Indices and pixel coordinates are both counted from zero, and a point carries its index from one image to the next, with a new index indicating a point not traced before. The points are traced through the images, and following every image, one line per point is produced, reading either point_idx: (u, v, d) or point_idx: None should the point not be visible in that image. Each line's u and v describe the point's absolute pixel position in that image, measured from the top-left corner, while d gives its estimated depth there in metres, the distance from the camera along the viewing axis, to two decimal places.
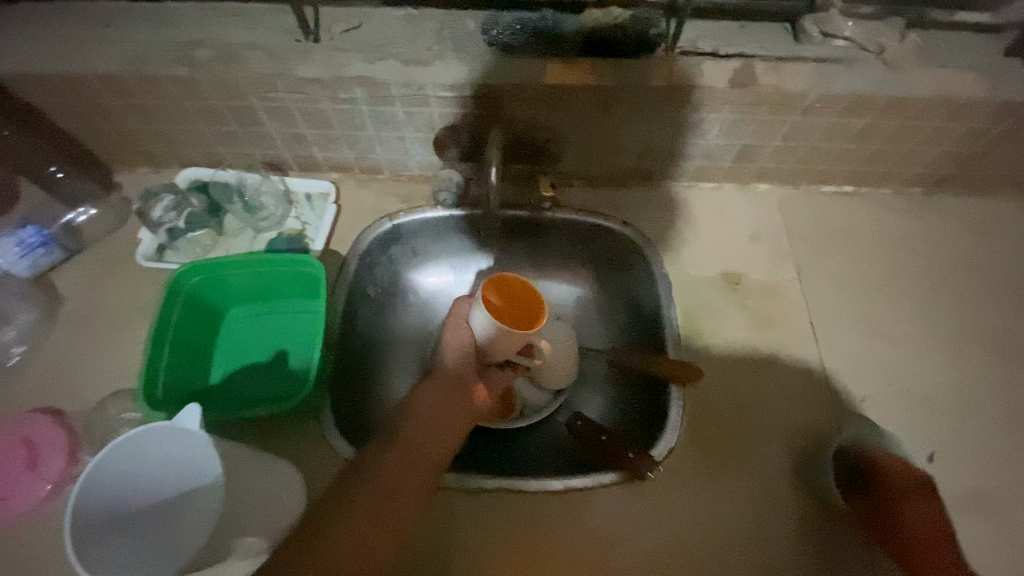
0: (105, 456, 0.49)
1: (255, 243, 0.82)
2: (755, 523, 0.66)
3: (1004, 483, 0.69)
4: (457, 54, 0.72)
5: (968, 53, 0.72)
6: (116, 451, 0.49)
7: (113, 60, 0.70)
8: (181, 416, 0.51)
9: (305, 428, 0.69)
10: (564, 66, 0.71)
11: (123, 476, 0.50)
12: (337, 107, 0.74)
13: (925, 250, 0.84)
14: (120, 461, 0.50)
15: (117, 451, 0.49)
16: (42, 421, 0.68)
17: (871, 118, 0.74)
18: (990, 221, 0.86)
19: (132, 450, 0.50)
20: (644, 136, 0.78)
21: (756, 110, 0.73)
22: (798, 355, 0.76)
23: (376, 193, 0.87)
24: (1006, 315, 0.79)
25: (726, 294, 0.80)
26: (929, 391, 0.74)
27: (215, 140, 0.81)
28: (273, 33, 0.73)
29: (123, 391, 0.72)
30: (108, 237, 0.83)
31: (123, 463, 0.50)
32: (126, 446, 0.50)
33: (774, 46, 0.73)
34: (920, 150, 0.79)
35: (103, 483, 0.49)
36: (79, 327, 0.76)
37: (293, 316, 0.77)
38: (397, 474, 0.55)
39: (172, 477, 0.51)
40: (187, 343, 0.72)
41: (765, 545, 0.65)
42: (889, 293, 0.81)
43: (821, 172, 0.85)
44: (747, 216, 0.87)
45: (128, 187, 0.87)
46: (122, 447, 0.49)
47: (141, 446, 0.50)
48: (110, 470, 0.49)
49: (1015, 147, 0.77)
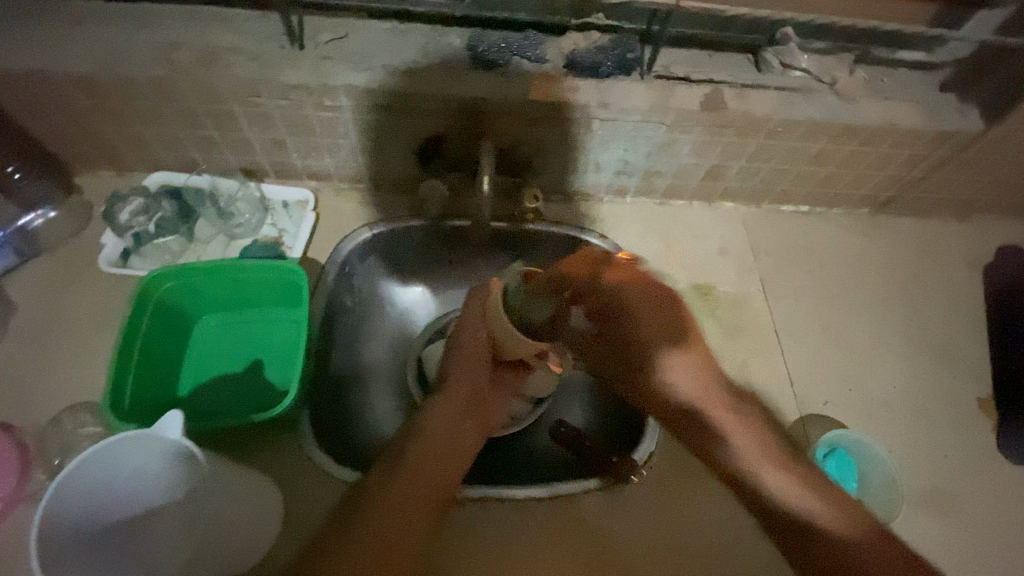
0: (49, 502, 0.44)
1: (228, 251, 0.80)
2: (732, 522, 0.69)
3: (951, 478, 0.75)
4: (444, 68, 0.74)
5: (908, 88, 0.80)
6: (83, 473, 0.47)
7: (85, 58, 0.67)
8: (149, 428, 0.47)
9: (282, 439, 0.67)
10: (549, 85, 0.74)
11: (76, 510, 0.47)
12: (321, 115, 0.74)
13: (875, 265, 0.91)
14: (67, 499, 0.46)
15: (59, 491, 0.45)
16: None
17: (826, 143, 0.80)
18: (929, 239, 0.94)
19: (76, 481, 0.46)
20: (621, 154, 0.82)
21: (724, 132, 0.78)
22: (765, 363, 0.81)
23: (357, 203, 0.86)
24: (947, 324, 0.87)
25: (698, 305, 0.85)
26: (883, 394, 0.80)
27: (189, 145, 0.79)
28: (257, 38, 0.72)
29: (83, 403, 0.68)
30: (67, 241, 0.79)
31: (68, 500, 0.46)
32: (69, 481, 0.46)
33: (739, 74, 0.79)
34: (867, 174, 0.87)
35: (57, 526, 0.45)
36: (32, 337, 0.71)
37: (270, 325, 0.75)
38: (394, 479, 0.58)
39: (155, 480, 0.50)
40: (156, 353, 0.68)
41: (740, 542, 0.68)
42: (845, 304, 0.87)
43: (781, 193, 0.92)
44: (716, 232, 0.92)
45: (88, 189, 0.82)
46: (65, 483, 0.45)
47: (82, 475, 0.47)
48: (63, 508, 0.46)
49: (950, 172, 0.86)
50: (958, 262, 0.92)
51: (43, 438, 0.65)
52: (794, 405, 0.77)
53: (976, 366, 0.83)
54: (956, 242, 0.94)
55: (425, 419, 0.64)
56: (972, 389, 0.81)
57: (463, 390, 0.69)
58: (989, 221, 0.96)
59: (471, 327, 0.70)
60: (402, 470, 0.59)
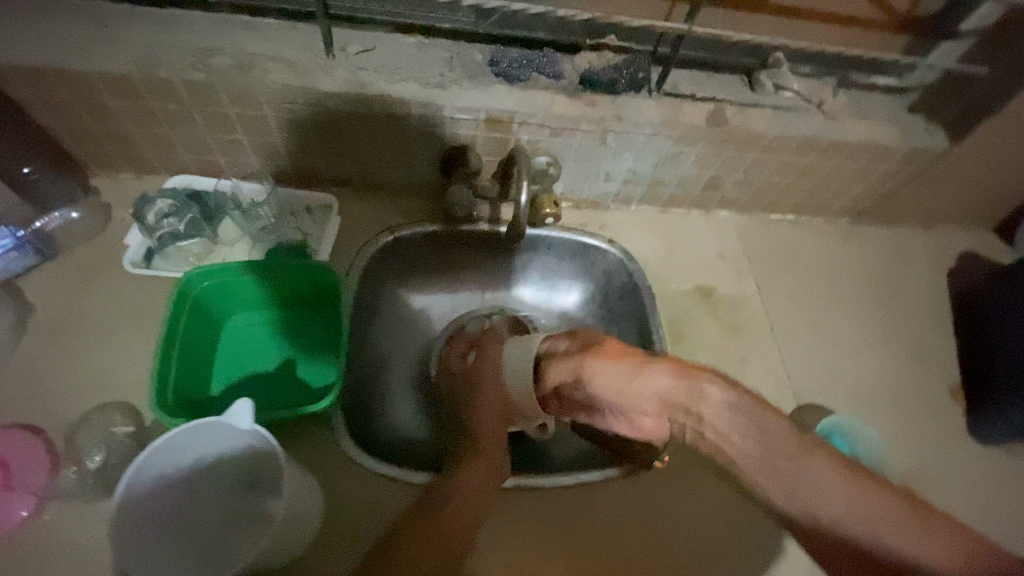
0: (119, 510, 0.49)
1: (252, 253, 0.81)
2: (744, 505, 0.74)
3: (932, 460, 0.82)
4: (470, 80, 0.78)
5: (883, 110, 0.90)
6: (139, 476, 0.51)
7: (121, 60, 0.68)
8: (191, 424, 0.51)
9: (316, 435, 0.69)
10: (569, 99, 0.79)
11: (143, 506, 0.52)
12: (352, 121, 0.77)
13: (855, 269, 1.00)
14: (133, 501, 0.51)
15: (127, 496, 0.50)
16: (29, 439, 0.63)
17: (813, 157, 0.89)
18: (900, 246, 1.04)
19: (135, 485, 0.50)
20: (631, 164, 0.88)
21: (725, 145, 0.85)
22: (763, 358, 0.87)
23: (377, 207, 0.89)
24: (919, 322, 0.96)
25: (701, 305, 0.91)
26: (868, 385, 0.88)
27: (216, 148, 0.80)
28: (291, 47, 0.75)
29: (110, 402, 0.67)
30: (85, 242, 0.78)
31: (133, 500, 0.51)
32: (131, 488, 0.50)
33: (737, 94, 0.86)
34: (847, 186, 0.96)
35: (130, 527, 0.50)
36: (55, 337, 0.71)
37: (301, 325, 0.77)
38: (437, 521, 0.60)
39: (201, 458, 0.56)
40: (190, 350, 0.69)
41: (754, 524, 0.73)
42: (831, 304, 0.95)
43: (771, 203, 1.00)
44: (714, 239, 0.99)
45: (107, 190, 0.82)
46: (131, 487, 0.50)
47: (141, 477, 0.51)
48: (133, 507, 0.51)
49: (918, 185, 0.96)
50: (926, 266, 1.02)
51: (72, 438, 0.64)
52: (791, 396, 0.84)
53: (947, 359, 0.92)
54: (923, 248, 1.04)
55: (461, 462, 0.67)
56: (944, 379, 0.90)
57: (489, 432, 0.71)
58: (950, 231, 1.06)
59: (489, 377, 0.75)
60: (443, 516, 0.60)
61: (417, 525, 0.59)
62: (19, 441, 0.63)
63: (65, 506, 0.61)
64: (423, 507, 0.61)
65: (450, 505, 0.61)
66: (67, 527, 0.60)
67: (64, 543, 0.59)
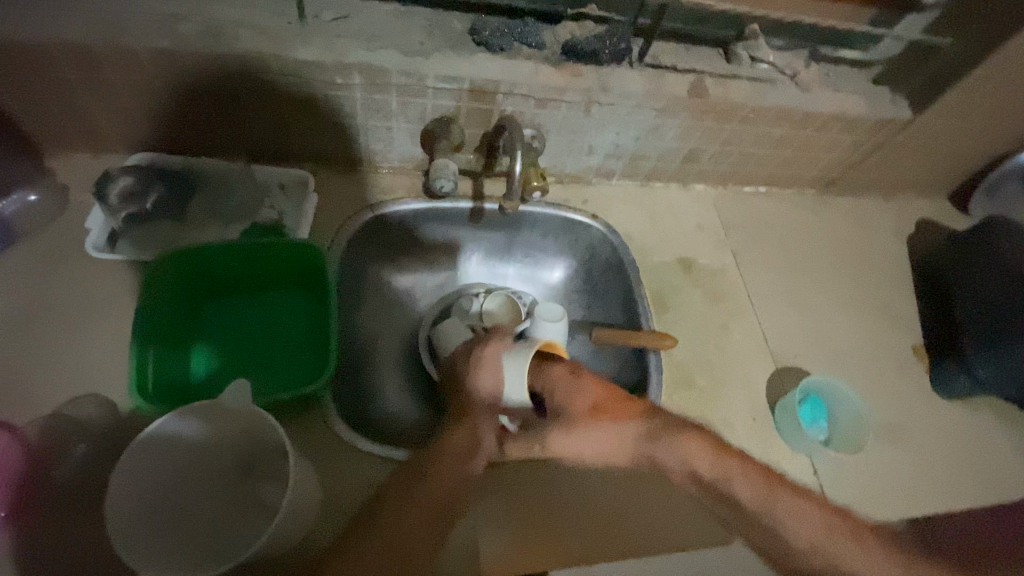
0: (115, 530, 0.47)
1: (226, 233, 0.77)
2: None
3: (900, 414, 0.87)
4: (453, 50, 0.76)
5: (852, 83, 0.93)
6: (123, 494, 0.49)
7: (77, 26, 0.63)
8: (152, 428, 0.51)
9: (307, 418, 0.67)
10: (554, 69, 0.78)
11: (141, 506, 0.51)
12: (330, 92, 0.74)
13: (824, 238, 1.04)
14: (127, 515, 0.49)
15: (117, 514, 0.48)
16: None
17: (789, 127, 0.91)
18: (864, 215, 1.09)
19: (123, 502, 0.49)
20: (614, 137, 0.88)
21: (706, 117, 0.86)
22: (743, 323, 0.90)
23: (357, 184, 0.86)
24: (884, 285, 1.01)
25: (683, 275, 0.93)
26: (840, 346, 0.92)
27: (182, 123, 0.75)
28: (262, 14, 0.71)
29: (84, 396, 0.63)
30: (43, 228, 0.72)
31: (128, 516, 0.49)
32: (117, 504, 0.48)
33: (715, 65, 0.87)
34: (818, 158, 0.99)
35: (132, 530, 0.49)
36: (17, 330, 0.65)
37: (284, 308, 0.74)
38: (417, 485, 0.58)
39: (182, 461, 0.54)
40: (167, 337, 0.65)
41: None
42: (802, 272, 0.99)
43: (746, 175, 1.02)
44: (692, 211, 1.01)
45: (62, 171, 0.76)
46: (118, 506, 0.48)
47: (124, 494, 0.49)
48: (132, 506, 0.50)
49: (884, 155, 1.00)
50: (889, 233, 1.07)
51: (46, 433, 0.60)
52: (771, 360, 0.87)
53: (909, 320, 0.98)
54: (885, 216, 1.09)
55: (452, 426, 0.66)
56: (909, 339, 0.96)
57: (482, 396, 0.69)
58: (908, 199, 1.12)
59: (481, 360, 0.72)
60: (419, 488, 0.58)
61: (396, 490, 0.57)
62: None
63: (48, 504, 0.57)
64: (407, 469, 0.60)
65: (433, 470, 0.60)
66: (51, 527, 0.56)
67: (44, 545, 0.56)
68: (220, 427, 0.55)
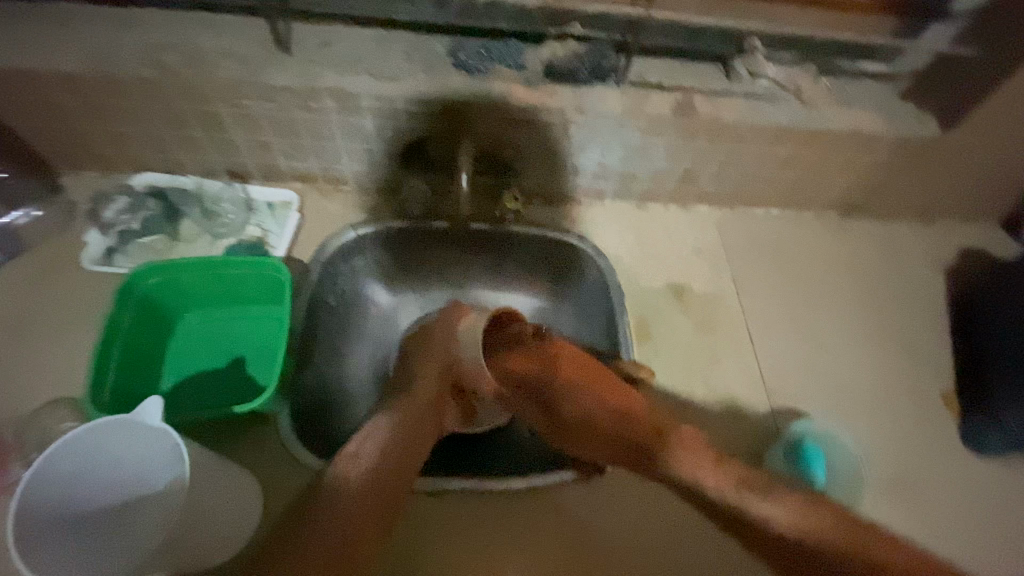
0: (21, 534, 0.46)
1: (211, 249, 0.81)
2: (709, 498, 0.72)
3: (915, 468, 0.77)
4: (427, 72, 0.75)
5: (871, 97, 0.84)
6: (42, 495, 0.48)
7: (73, 58, 0.69)
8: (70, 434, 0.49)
9: (263, 435, 0.68)
10: (528, 90, 0.76)
11: (57, 511, 0.50)
12: (307, 116, 0.76)
13: (843, 265, 0.94)
14: (39, 518, 0.48)
15: (26, 517, 0.47)
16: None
17: (794, 147, 0.84)
18: (896, 241, 0.98)
19: (38, 502, 0.48)
20: (598, 156, 0.85)
21: (696, 136, 0.81)
22: (737, 357, 0.84)
23: (341, 203, 0.88)
24: (912, 320, 0.90)
25: (673, 302, 0.88)
26: (852, 387, 0.83)
27: (175, 145, 0.80)
28: (243, 41, 0.73)
29: (60, 398, 0.67)
30: (51, 240, 0.79)
31: (42, 519, 0.48)
32: (32, 507, 0.47)
33: (710, 82, 0.82)
34: (834, 178, 0.91)
35: (41, 531, 0.48)
36: (14, 332, 0.72)
37: (255, 322, 0.77)
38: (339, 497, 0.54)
39: (116, 466, 0.52)
40: (137, 347, 0.69)
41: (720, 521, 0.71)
42: (813, 302, 0.90)
43: (753, 196, 0.95)
44: (691, 233, 0.95)
45: (74, 188, 0.83)
46: (30, 508, 0.47)
47: (45, 495, 0.49)
48: (40, 508, 0.48)
49: (912, 177, 0.90)
50: (922, 262, 0.96)
51: (22, 431, 0.65)
52: (764, 398, 0.80)
53: (937, 359, 0.87)
54: (920, 243, 0.98)
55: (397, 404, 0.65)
56: (936, 384, 0.85)
57: (424, 398, 0.67)
58: (949, 225, 1.00)
59: (435, 352, 0.71)
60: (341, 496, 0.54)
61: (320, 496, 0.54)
62: None
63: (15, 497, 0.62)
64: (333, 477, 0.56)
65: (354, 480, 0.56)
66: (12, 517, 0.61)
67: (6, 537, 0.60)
68: (133, 440, 0.51)
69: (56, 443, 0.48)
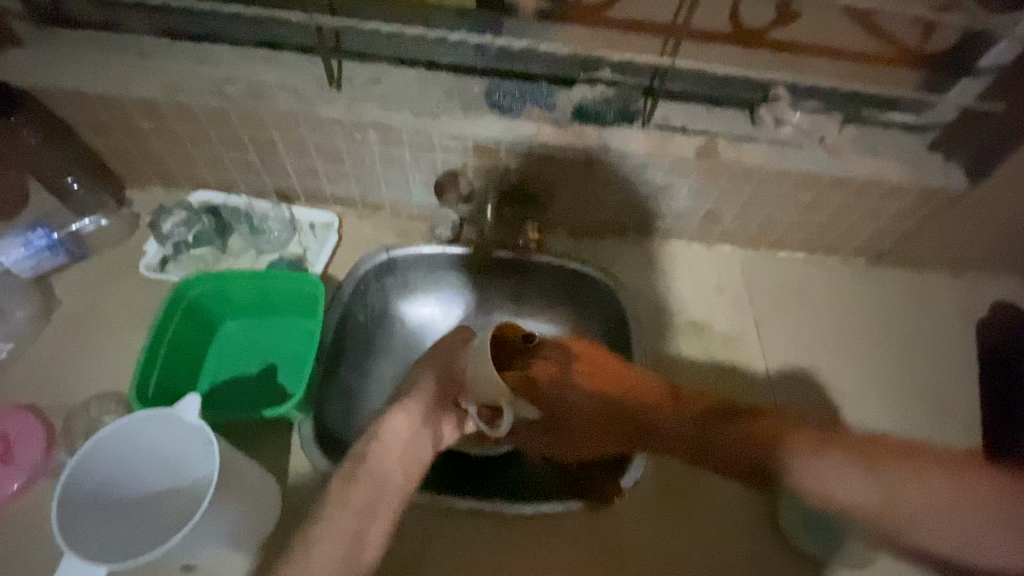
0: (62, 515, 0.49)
1: (254, 263, 0.88)
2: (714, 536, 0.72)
3: None
4: (463, 111, 0.81)
5: (899, 147, 0.85)
6: (81, 482, 0.51)
7: (152, 87, 0.77)
8: (119, 424, 0.52)
9: (285, 441, 0.72)
10: (557, 130, 0.80)
11: (93, 500, 0.52)
12: (351, 146, 0.82)
13: (868, 311, 0.94)
14: (77, 503, 0.51)
15: (67, 501, 0.50)
16: (11, 411, 0.69)
17: (817, 192, 0.85)
18: (925, 291, 0.96)
19: (78, 489, 0.51)
20: (623, 193, 0.88)
21: (719, 178, 0.84)
22: (754, 398, 0.84)
23: (376, 227, 0.93)
24: (939, 374, 0.88)
25: (692, 340, 0.89)
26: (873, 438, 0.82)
27: (231, 167, 0.87)
28: (300, 77, 0.81)
29: (107, 393, 0.73)
30: (113, 247, 0.86)
31: (80, 506, 0.51)
32: (72, 491, 0.50)
33: (735, 127, 0.84)
34: (860, 225, 0.91)
35: (78, 517, 0.50)
36: (73, 329, 0.78)
37: (288, 334, 0.81)
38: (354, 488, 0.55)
39: (153, 463, 0.56)
40: (180, 349, 0.75)
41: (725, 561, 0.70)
42: (836, 348, 0.89)
43: (776, 239, 0.96)
44: (713, 272, 0.96)
45: (138, 201, 0.91)
46: (72, 492, 0.50)
47: (84, 482, 0.52)
48: (81, 487, 0.51)
49: (940, 228, 0.89)
50: (953, 313, 0.94)
51: (70, 420, 0.70)
52: None
53: (965, 415, 0.85)
54: (949, 295, 0.96)
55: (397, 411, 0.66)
56: (963, 441, 0.83)
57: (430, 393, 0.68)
58: (981, 278, 0.98)
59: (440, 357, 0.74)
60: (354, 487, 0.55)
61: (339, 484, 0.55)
62: (19, 419, 0.69)
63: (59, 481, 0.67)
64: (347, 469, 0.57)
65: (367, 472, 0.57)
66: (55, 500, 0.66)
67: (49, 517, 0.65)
68: (174, 437, 0.55)
69: (104, 432, 0.52)
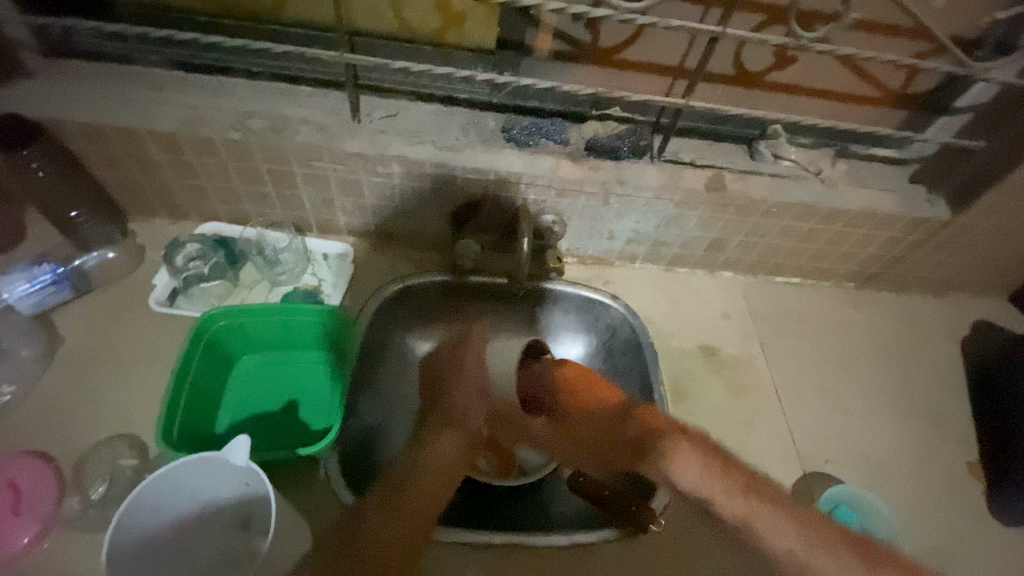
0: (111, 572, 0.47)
1: (269, 296, 0.86)
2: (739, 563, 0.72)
3: (942, 536, 0.80)
4: (485, 144, 0.83)
5: (886, 180, 0.91)
6: (122, 534, 0.50)
7: (171, 120, 0.76)
8: (163, 471, 0.51)
9: (313, 479, 0.70)
10: (574, 163, 0.83)
11: (132, 551, 0.51)
12: (372, 179, 0.83)
13: (862, 333, 0.99)
14: (120, 557, 0.49)
15: (114, 555, 0.48)
16: (20, 460, 0.66)
17: (815, 223, 0.91)
18: (911, 313, 1.02)
19: (120, 541, 0.49)
20: (634, 225, 0.91)
21: (725, 210, 0.88)
22: (768, 419, 0.87)
23: (391, 257, 0.94)
24: (933, 390, 0.94)
25: (705, 363, 0.91)
26: (881, 454, 0.86)
27: (246, 199, 0.86)
28: (321, 111, 0.81)
29: (121, 434, 0.70)
30: (119, 281, 0.84)
31: (121, 560, 0.49)
32: (116, 545, 0.49)
33: (737, 161, 0.89)
34: (854, 251, 0.96)
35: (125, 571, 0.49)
36: (81, 368, 0.75)
37: (307, 367, 0.80)
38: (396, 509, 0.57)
39: (187, 505, 0.56)
40: (200, 387, 0.72)
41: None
42: (836, 368, 0.94)
43: (775, 266, 1.00)
44: (718, 297, 1.00)
45: (143, 234, 0.88)
46: (117, 546, 0.49)
47: (124, 534, 0.50)
48: (123, 539, 0.50)
49: (924, 253, 0.96)
50: (938, 332, 1.00)
51: (83, 466, 0.67)
52: (798, 463, 0.83)
53: (959, 429, 0.90)
54: (933, 315, 1.03)
55: (435, 442, 0.68)
56: (962, 454, 0.88)
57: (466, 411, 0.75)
58: (960, 298, 1.05)
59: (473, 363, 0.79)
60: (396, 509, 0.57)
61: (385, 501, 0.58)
62: (25, 465, 0.66)
63: (72, 531, 0.63)
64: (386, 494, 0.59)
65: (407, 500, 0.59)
66: (72, 551, 0.62)
67: (67, 570, 0.61)
68: (213, 479, 0.55)
69: (146, 482, 0.51)
